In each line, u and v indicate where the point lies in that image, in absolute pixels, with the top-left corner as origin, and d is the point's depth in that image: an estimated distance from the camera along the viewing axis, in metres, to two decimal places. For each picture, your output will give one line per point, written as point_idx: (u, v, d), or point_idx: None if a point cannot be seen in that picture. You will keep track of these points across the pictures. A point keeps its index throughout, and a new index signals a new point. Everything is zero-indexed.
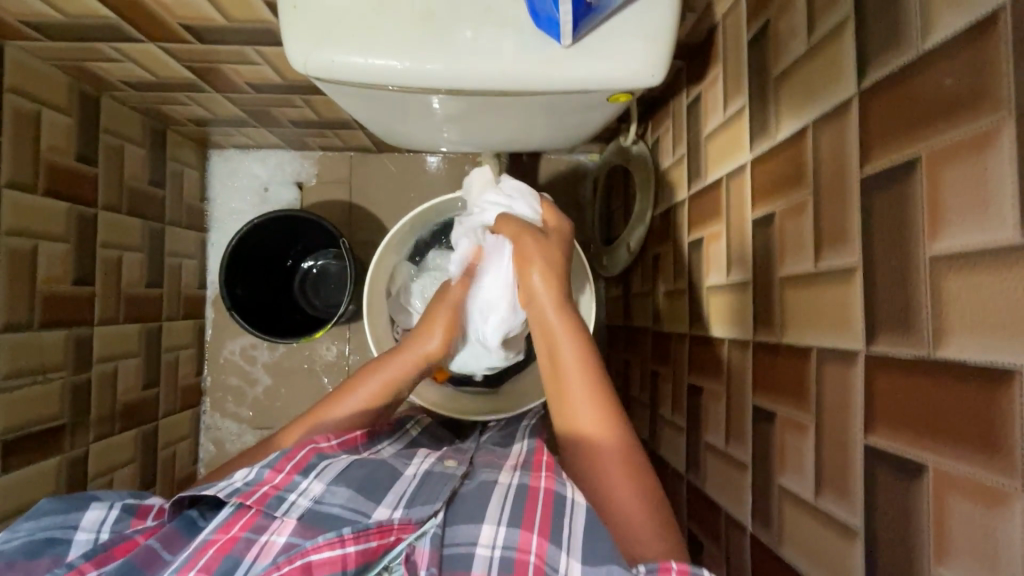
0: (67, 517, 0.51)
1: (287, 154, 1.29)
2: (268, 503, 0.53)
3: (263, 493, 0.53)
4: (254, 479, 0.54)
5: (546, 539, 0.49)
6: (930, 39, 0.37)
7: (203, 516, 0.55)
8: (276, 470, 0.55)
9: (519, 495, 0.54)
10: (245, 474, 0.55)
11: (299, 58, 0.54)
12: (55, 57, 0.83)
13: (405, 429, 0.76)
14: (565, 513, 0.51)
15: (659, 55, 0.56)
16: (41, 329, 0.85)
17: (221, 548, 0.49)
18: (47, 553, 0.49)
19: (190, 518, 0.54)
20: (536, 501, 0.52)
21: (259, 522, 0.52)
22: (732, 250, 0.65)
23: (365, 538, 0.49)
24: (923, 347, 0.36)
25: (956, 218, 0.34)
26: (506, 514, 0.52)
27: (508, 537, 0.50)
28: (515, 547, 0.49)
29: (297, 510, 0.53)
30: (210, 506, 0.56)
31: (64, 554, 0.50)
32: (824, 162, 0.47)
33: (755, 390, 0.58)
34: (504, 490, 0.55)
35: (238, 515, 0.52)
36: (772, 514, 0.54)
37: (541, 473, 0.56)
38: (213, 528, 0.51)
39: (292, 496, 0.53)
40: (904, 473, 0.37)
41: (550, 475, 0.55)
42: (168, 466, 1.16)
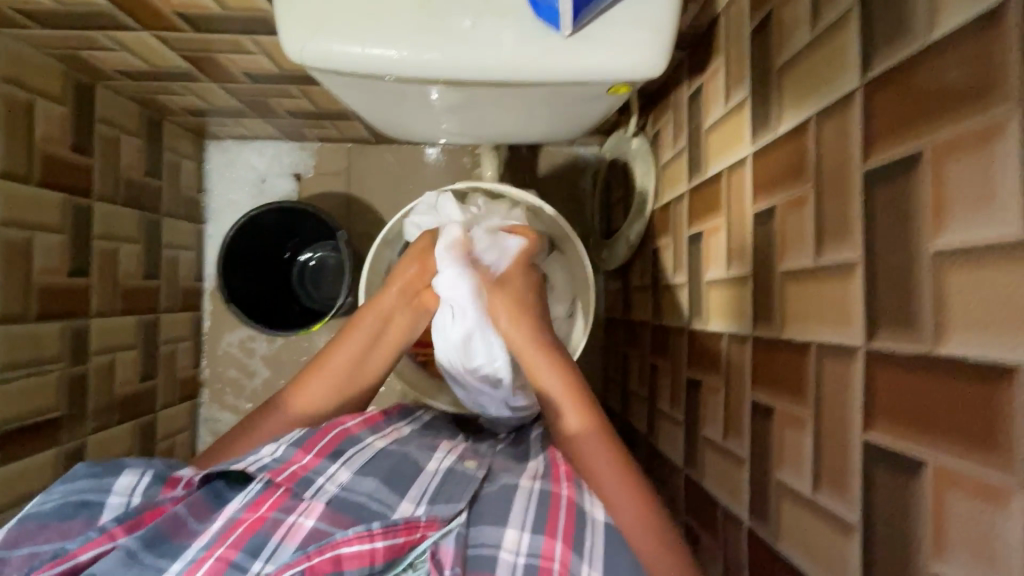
0: (102, 482, 0.53)
1: (285, 145, 1.28)
2: (297, 483, 0.53)
3: (292, 472, 0.53)
4: (282, 457, 0.55)
5: (569, 548, 0.50)
6: (936, 30, 0.36)
7: (231, 487, 0.55)
8: (305, 449, 0.55)
9: (543, 498, 0.54)
10: (273, 450, 0.56)
11: (295, 47, 0.54)
12: (49, 45, 0.82)
13: (417, 415, 0.75)
14: (586, 525, 0.52)
15: (661, 45, 0.55)
16: (37, 320, 0.84)
17: (249, 527, 0.49)
18: (80, 515, 0.51)
19: (217, 489, 0.54)
20: (560, 506, 0.53)
21: (288, 503, 0.51)
22: (732, 244, 0.64)
23: (394, 533, 0.49)
24: (925, 344, 0.36)
25: (960, 213, 0.34)
26: (529, 517, 0.52)
27: (532, 543, 0.50)
28: (539, 555, 0.49)
29: (325, 495, 0.52)
30: (237, 480, 0.55)
31: (96, 517, 0.51)
32: (826, 155, 0.47)
33: (754, 385, 0.58)
34: (528, 493, 0.55)
35: (267, 494, 0.52)
36: (769, 509, 0.54)
37: (562, 482, 0.56)
38: (242, 505, 0.51)
39: (321, 479, 0.53)
40: (902, 470, 0.37)
41: (572, 486, 0.56)
42: (167, 457, 1.16)
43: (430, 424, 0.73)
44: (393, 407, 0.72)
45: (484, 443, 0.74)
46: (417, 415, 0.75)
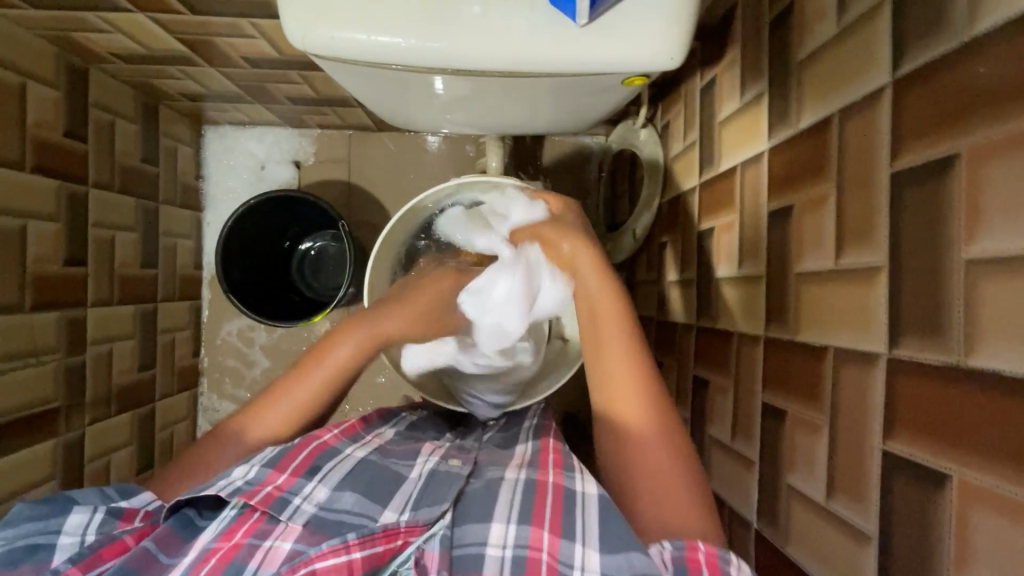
0: (51, 521, 0.50)
1: (285, 131, 1.26)
2: (273, 504, 0.51)
3: (267, 493, 0.52)
4: (255, 478, 0.53)
5: (557, 535, 0.49)
6: (976, 26, 0.34)
7: (201, 515, 0.53)
8: (278, 469, 0.54)
9: (527, 490, 0.54)
10: (245, 472, 0.53)
11: (297, 34, 0.51)
12: (40, 27, 0.79)
13: (401, 416, 0.75)
14: (575, 505, 0.51)
15: (679, 35, 0.53)
16: (32, 310, 0.82)
17: (223, 556, 0.48)
18: (29, 561, 0.48)
19: (187, 517, 0.52)
20: (545, 496, 0.53)
21: (264, 527, 0.50)
22: (744, 242, 0.63)
23: (371, 543, 0.49)
24: (952, 354, 0.35)
25: (995, 219, 0.33)
26: (514, 511, 0.51)
27: (519, 534, 0.49)
28: (526, 544, 0.48)
29: (301, 515, 0.51)
30: (208, 504, 0.54)
31: (48, 560, 0.48)
32: (849, 152, 0.45)
33: (764, 387, 0.57)
34: (512, 486, 0.55)
35: (242, 519, 0.51)
36: (779, 512, 0.53)
37: (549, 470, 0.57)
38: (215, 536, 0.50)
39: (297, 499, 0.52)
40: (924, 482, 0.36)
41: (558, 472, 0.56)
42: (166, 447, 1.15)
43: (416, 423, 0.74)
44: (374, 413, 0.71)
45: (471, 436, 0.74)
46: (399, 418, 0.74)
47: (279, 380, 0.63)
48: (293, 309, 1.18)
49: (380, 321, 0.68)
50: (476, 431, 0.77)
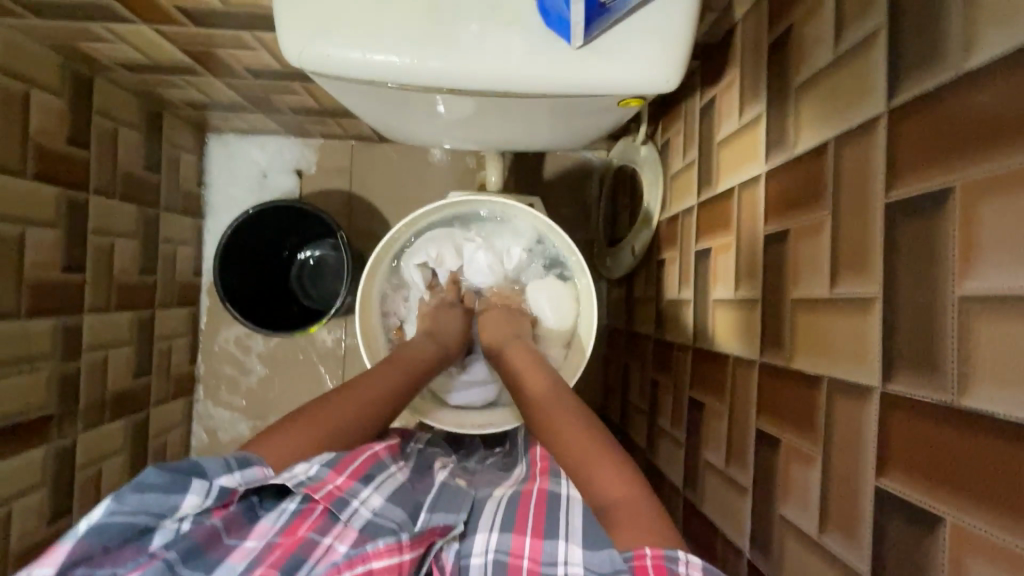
0: (162, 499, 0.47)
1: (287, 141, 1.26)
2: (334, 502, 0.51)
3: (330, 491, 0.51)
4: (317, 475, 0.52)
5: (538, 539, 0.50)
6: (971, 59, 0.34)
7: (263, 503, 0.53)
8: (337, 470, 0.53)
9: (514, 500, 0.57)
10: (307, 468, 0.52)
11: (293, 50, 0.51)
12: (46, 36, 0.80)
13: (412, 440, 0.73)
14: (558, 513, 0.53)
15: (677, 58, 0.52)
16: (28, 317, 0.83)
17: (287, 548, 0.48)
18: (134, 539, 0.45)
19: (251, 504, 0.52)
20: (531, 501, 0.56)
21: (323, 524, 0.50)
22: (741, 264, 0.62)
23: (420, 544, 0.49)
24: (946, 394, 0.34)
25: (989, 257, 0.32)
26: (498, 520, 0.54)
27: (502, 541, 0.51)
28: (507, 551, 0.50)
29: (359, 520, 0.50)
30: (270, 495, 0.53)
31: (147, 542, 0.46)
32: (845, 181, 0.45)
33: (759, 414, 0.56)
34: (499, 499, 0.58)
35: (302, 516, 0.51)
36: (772, 543, 0.52)
37: (537, 479, 0.61)
38: (279, 529, 0.49)
39: (355, 502, 0.51)
40: (918, 525, 0.35)
41: (545, 481, 0.60)
42: (160, 454, 1.15)
43: (428, 449, 0.72)
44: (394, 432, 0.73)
45: (473, 458, 0.76)
46: (417, 438, 0.75)
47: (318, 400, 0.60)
48: (291, 317, 1.18)
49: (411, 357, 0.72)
50: (479, 454, 0.78)
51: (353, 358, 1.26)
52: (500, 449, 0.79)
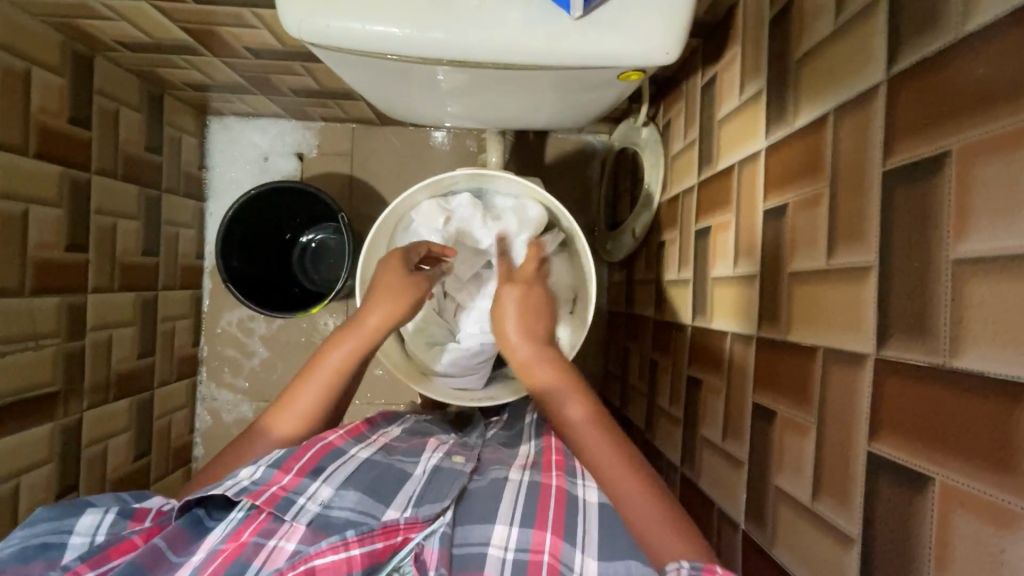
0: (63, 522, 0.49)
1: (287, 123, 1.26)
2: (278, 504, 0.51)
3: (272, 493, 0.51)
4: (261, 479, 0.52)
5: (560, 538, 0.49)
6: (970, 22, 0.34)
7: (210, 515, 0.53)
8: (284, 470, 0.53)
9: (531, 492, 0.54)
10: (251, 472, 0.53)
11: (293, 21, 0.51)
12: (47, 13, 0.80)
13: (404, 418, 0.76)
14: (577, 511, 0.52)
15: (677, 30, 0.52)
16: (33, 295, 0.83)
17: (229, 555, 0.47)
18: (40, 558, 0.46)
19: (196, 517, 0.52)
20: (549, 497, 0.53)
21: (270, 526, 0.50)
22: (739, 241, 0.63)
23: (371, 539, 0.49)
24: (940, 355, 0.34)
25: (984, 219, 0.32)
26: (517, 513, 0.52)
27: (521, 537, 0.50)
28: (528, 548, 0.49)
29: (306, 516, 0.51)
30: (219, 506, 0.54)
31: (59, 558, 0.47)
32: (843, 151, 0.45)
33: (756, 388, 0.56)
34: (516, 488, 0.55)
35: (248, 521, 0.50)
36: (766, 513, 0.53)
37: (551, 472, 0.56)
38: (224, 535, 0.49)
39: (301, 499, 0.52)
40: (908, 485, 0.36)
41: (562, 475, 0.56)
42: (164, 434, 1.16)
43: (418, 425, 0.74)
44: (377, 414, 0.72)
45: (473, 432, 0.75)
46: (403, 419, 0.75)
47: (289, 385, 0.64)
48: (293, 300, 1.19)
49: (364, 320, 0.67)
50: (478, 428, 0.78)
51: None
52: (497, 418, 0.81)
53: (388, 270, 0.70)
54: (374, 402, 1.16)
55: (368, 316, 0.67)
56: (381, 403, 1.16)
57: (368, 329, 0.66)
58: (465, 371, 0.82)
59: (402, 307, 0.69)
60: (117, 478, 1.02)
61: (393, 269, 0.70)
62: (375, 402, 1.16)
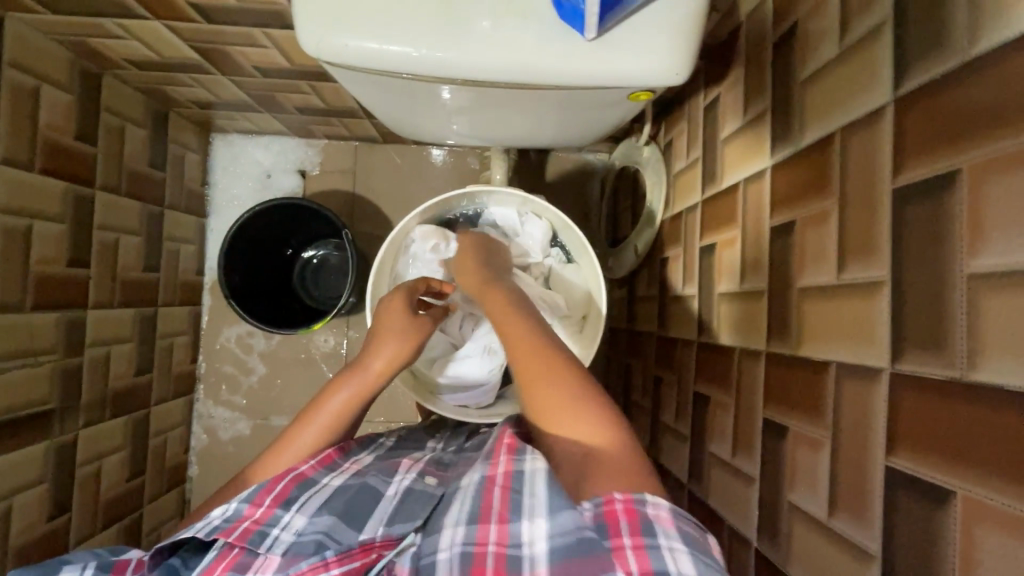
0: None
1: (292, 141, 1.27)
2: (250, 539, 0.50)
3: (244, 529, 0.51)
4: (232, 516, 0.52)
5: (504, 524, 0.45)
6: (977, 47, 0.35)
7: (186, 564, 0.51)
8: (256, 504, 0.52)
9: (478, 487, 0.50)
10: (222, 510, 0.52)
11: (310, 41, 0.52)
12: (57, 32, 0.81)
13: (380, 441, 0.70)
14: (524, 491, 0.46)
15: (685, 53, 0.54)
16: (33, 310, 0.82)
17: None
18: None
19: (172, 568, 0.50)
20: (494, 486, 0.48)
21: (243, 560, 0.50)
22: (746, 258, 0.63)
23: (349, 558, 0.49)
24: (956, 368, 0.35)
25: (997, 234, 0.33)
26: (464, 512, 0.48)
27: (467, 533, 0.46)
28: (474, 542, 0.45)
29: (279, 546, 0.50)
30: (193, 551, 0.52)
31: None
32: (852, 170, 0.46)
33: (766, 403, 0.56)
34: (465, 488, 0.51)
35: (220, 558, 0.50)
36: (781, 529, 0.52)
37: (501, 457, 0.50)
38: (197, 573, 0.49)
39: (275, 531, 0.51)
40: (929, 499, 0.36)
41: (509, 458, 0.49)
42: (159, 454, 1.14)
43: (394, 448, 0.69)
44: (351, 437, 0.66)
45: (462, 439, 0.73)
46: (378, 443, 0.69)
47: (286, 430, 0.62)
48: (293, 316, 1.18)
49: (364, 365, 0.65)
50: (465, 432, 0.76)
51: (355, 357, 1.26)
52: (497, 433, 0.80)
53: (392, 311, 0.69)
54: (374, 420, 1.15)
55: (373, 359, 0.65)
56: (380, 421, 1.15)
57: (368, 376, 0.65)
58: (472, 392, 0.81)
59: (407, 349, 0.67)
60: (111, 498, 1.00)
61: (398, 309, 0.69)
62: (375, 420, 1.15)
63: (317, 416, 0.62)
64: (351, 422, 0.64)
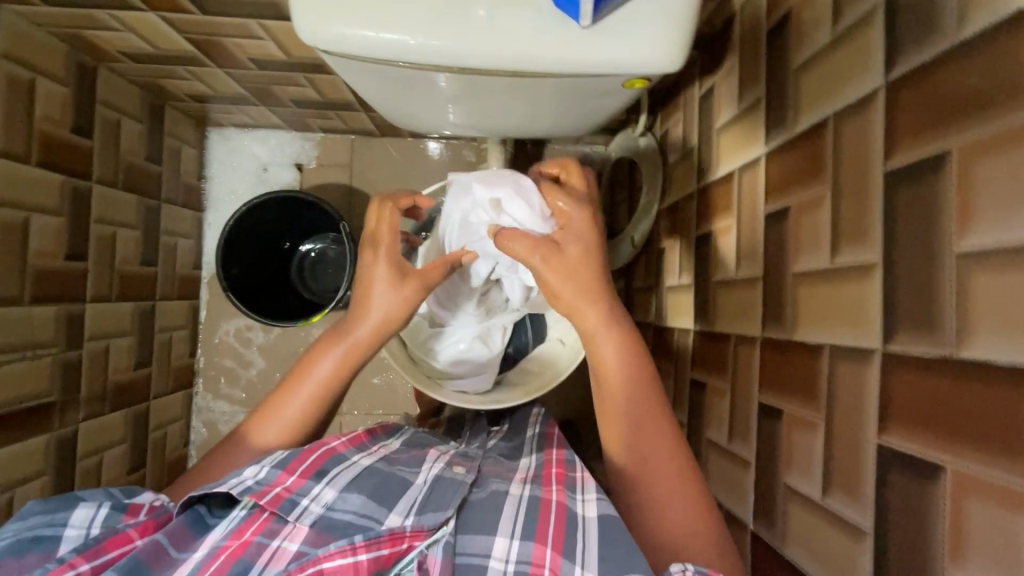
0: (55, 515, 0.48)
1: (288, 135, 1.27)
2: (280, 505, 0.50)
3: (275, 495, 0.51)
4: (265, 479, 0.52)
5: (559, 553, 0.47)
6: (965, 31, 0.36)
7: (211, 513, 0.53)
8: (288, 471, 0.53)
9: (532, 506, 0.52)
10: (255, 471, 0.52)
11: (308, 29, 0.53)
12: (52, 24, 0.81)
13: (405, 430, 0.72)
14: (577, 528, 0.50)
15: (679, 41, 0.54)
16: (32, 304, 0.83)
17: (232, 554, 0.46)
18: (35, 550, 0.45)
19: (197, 514, 0.51)
20: (549, 512, 0.51)
21: (272, 526, 0.49)
22: (741, 246, 0.64)
23: (377, 545, 0.47)
24: (946, 347, 0.36)
25: (987, 214, 0.34)
26: (518, 526, 0.50)
27: (522, 550, 0.48)
28: (529, 562, 0.47)
29: (309, 517, 0.50)
30: (218, 505, 0.53)
31: (54, 550, 0.46)
32: (845, 155, 0.46)
33: (762, 388, 0.57)
34: (517, 502, 0.53)
35: (250, 520, 0.50)
36: (776, 512, 0.53)
37: (552, 487, 0.55)
38: (225, 533, 0.49)
39: (305, 501, 0.51)
40: (918, 475, 0.37)
41: (562, 490, 0.55)
42: (159, 447, 1.14)
43: (420, 435, 0.71)
44: (378, 426, 0.69)
45: (475, 440, 0.74)
46: (403, 430, 0.71)
47: (271, 396, 0.63)
48: (292, 310, 1.18)
49: (348, 334, 0.64)
50: (481, 436, 0.77)
51: None
52: (498, 427, 0.81)
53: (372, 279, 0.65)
54: (373, 412, 1.15)
55: (361, 329, 0.64)
56: (380, 413, 1.16)
57: (352, 343, 0.64)
58: (474, 381, 0.82)
59: (396, 319, 0.65)
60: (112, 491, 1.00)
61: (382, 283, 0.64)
62: (374, 412, 1.15)
63: (302, 386, 0.63)
64: (335, 392, 0.64)
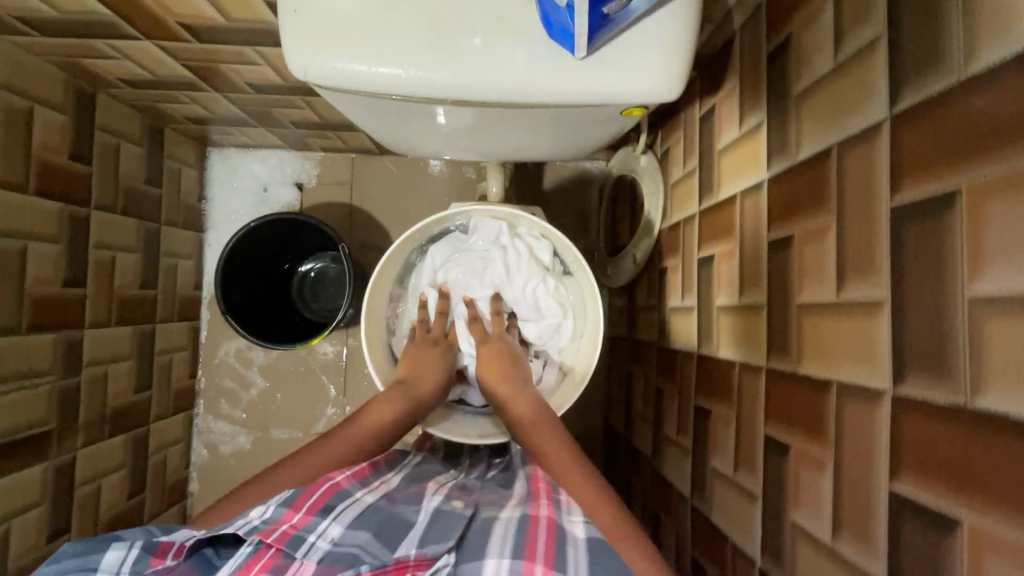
0: (87, 558, 0.48)
1: (288, 154, 1.27)
2: (288, 542, 0.49)
3: (283, 531, 0.49)
4: (271, 517, 0.51)
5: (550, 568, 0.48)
6: (973, 65, 0.34)
7: (219, 555, 0.51)
8: (294, 508, 0.51)
9: (521, 526, 0.53)
10: (262, 511, 0.51)
11: (300, 63, 0.52)
12: (50, 53, 0.81)
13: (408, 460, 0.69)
14: (567, 543, 0.52)
15: (677, 69, 0.53)
16: (29, 332, 0.82)
17: None
18: None
19: (205, 557, 0.50)
20: (538, 529, 0.52)
21: (279, 563, 0.48)
22: (744, 271, 0.63)
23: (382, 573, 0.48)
24: (960, 395, 0.34)
25: (1000, 258, 0.32)
26: (508, 546, 0.51)
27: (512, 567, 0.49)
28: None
29: (316, 553, 0.49)
30: (229, 545, 0.52)
31: None
32: (849, 186, 0.45)
33: (768, 420, 0.55)
34: (506, 524, 0.54)
35: (256, 557, 0.49)
36: (785, 550, 0.52)
37: (540, 504, 0.57)
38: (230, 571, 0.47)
39: (311, 537, 0.49)
40: (934, 527, 0.36)
41: (549, 505, 0.57)
42: (159, 470, 1.13)
43: (424, 467, 0.69)
44: (380, 456, 0.66)
45: (473, 471, 0.73)
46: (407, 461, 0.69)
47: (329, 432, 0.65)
48: (292, 331, 1.18)
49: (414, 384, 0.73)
50: (479, 466, 0.76)
51: (355, 369, 1.25)
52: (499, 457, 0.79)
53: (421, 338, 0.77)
54: None
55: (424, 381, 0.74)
56: None
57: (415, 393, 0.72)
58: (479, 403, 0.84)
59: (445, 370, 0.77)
60: (111, 517, 0.99)
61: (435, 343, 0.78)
62: None
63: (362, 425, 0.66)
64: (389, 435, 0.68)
